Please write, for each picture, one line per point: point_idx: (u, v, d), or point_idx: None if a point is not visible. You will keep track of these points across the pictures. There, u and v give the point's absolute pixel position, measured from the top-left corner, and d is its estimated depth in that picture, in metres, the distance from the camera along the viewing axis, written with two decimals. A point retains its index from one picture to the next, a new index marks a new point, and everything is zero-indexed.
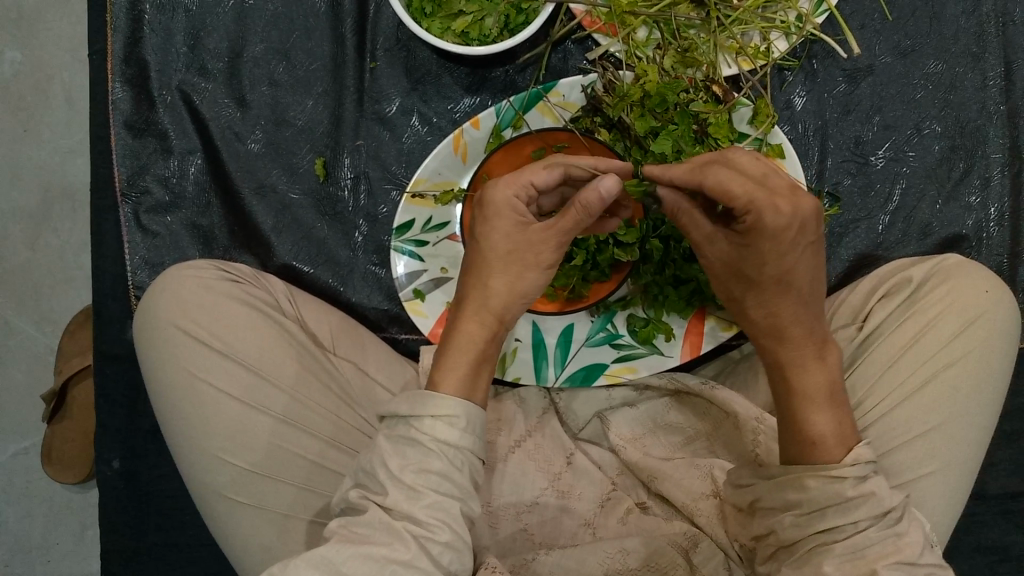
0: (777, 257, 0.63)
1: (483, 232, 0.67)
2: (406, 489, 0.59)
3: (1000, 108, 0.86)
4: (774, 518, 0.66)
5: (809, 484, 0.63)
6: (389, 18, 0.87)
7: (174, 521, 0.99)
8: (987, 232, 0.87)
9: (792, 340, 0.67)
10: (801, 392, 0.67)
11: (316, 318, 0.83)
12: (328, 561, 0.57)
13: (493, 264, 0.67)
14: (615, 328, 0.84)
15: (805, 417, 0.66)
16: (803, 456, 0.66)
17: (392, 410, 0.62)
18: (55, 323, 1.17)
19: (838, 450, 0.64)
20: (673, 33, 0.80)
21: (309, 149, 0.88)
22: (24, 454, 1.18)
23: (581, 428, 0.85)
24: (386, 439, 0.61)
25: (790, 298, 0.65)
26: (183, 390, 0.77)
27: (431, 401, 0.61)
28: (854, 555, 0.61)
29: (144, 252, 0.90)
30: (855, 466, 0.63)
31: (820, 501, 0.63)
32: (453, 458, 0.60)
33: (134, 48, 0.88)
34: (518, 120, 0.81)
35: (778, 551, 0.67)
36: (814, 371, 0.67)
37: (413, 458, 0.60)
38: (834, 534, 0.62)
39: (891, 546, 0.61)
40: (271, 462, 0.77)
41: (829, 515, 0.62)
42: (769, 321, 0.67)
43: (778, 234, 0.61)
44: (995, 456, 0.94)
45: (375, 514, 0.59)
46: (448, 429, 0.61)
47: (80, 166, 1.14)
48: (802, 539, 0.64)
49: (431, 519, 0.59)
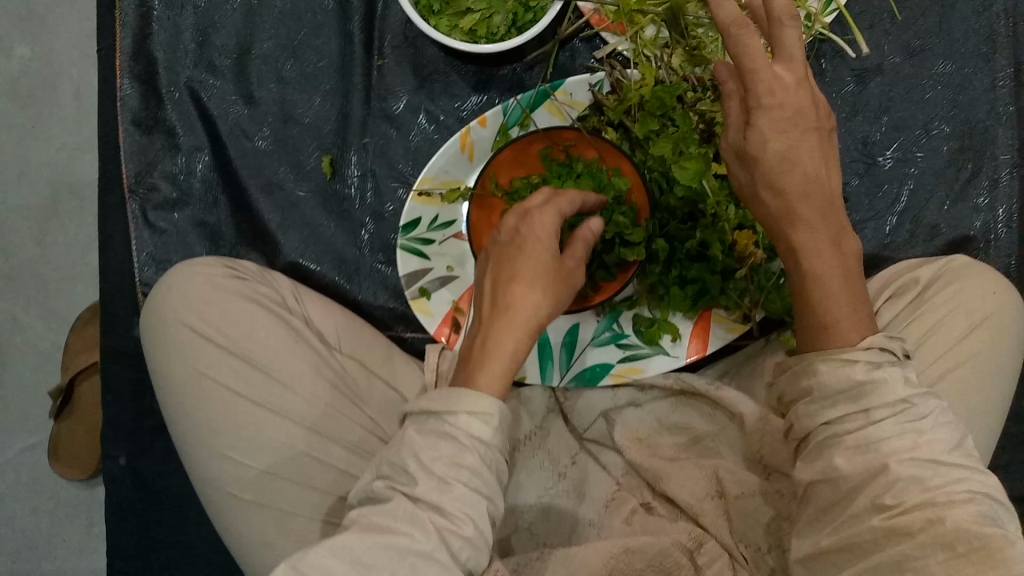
0: (779, 131, 0.58)
1: (529, 245, 0.65)
2: (436, 480, 0.59)
3: (1009, 109, 0.85)
4: (794, 411, 0.64)
5: (819, 369, 0.61)
6: (397, 16, 0.87)
7: (179, 518, 1.00)
8: (995, 233, 0.86)
9: (803, 228, 0.59)
10: (812, 279, 0.60)
11: (323, 316, 0.83)
12: (349, 548, 0.56)
13: (539, 277, 0.64)
14: (620, 328, 0.85)
15: (818, 302, 0.61)
16: (820, 343, 0.62)
17: (423, 407, 0.63)
18: (62, 319, 1.17)
19: (851, 334, 0.61)
20: (684, 32, 0.78)
21: (316, 147, 0.88)
22: (31, 449, 1.19)
23: (586, 428, 0.84)
24: (418, 433, 0.62)
25: (801, 170, 0.59)
26: (190, 388, 0.78)
27: (468, 397, 0.60)
28: (867, 448, 0.59)
29: (151, 249, 0.90)
30: (867, 350, 0.60)
31: (832, 387, 0.60)
32: (485, 454, 0.60)
33: (143, 45, 0.88)
34: (524, 118, 0.82)
35: (800, 445, 0.65)
36: (832, 267, 0.60)
37: (445, 452, 0.60)
38: (846, 424, 0.60)
39: (909, 442, 0.58)
40: (280, 462, 0.77)
41: (841, 403, 0.60)
42: (779, 206, 0.60)
43: (786, 94, 0.58)
44: (1000, 460, 0.94)
45: (400, 504, 0.59)
46: (483, 426, 0.60)
47: (89, 163, 1.14)
48: (814, 431, 0.62)
49: (458, 512, 0.58)
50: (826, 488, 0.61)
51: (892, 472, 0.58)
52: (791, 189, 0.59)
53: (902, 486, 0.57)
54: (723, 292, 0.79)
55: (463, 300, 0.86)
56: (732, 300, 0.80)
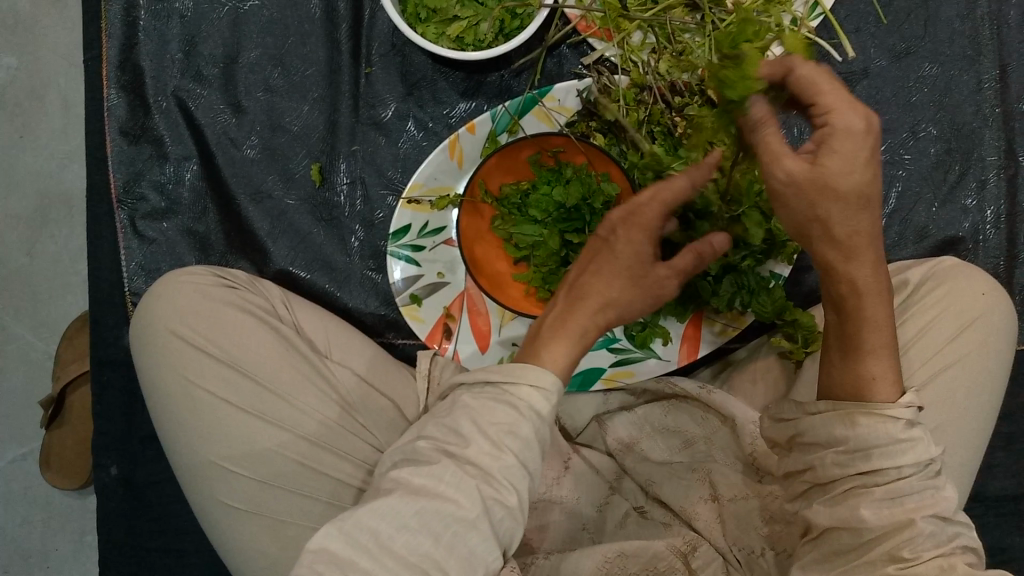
0: (858, 165, 0.58)
1: (620, 235, 0.62)
2: (489, 445, 0.58)
3: (995, 111, 0.86)
4: (816, 456, 0.64)
5: (859, 422, 0.61)
6: (385, 24, 0.87)
7: (172, 528, 0.99)
8: (983, 234, 0.87)
9: (861, 265, 0.62)
10: (868, 317, 0.63)
11: (314, 324, 0.83)
12: (396, 512, 0.55)
13: (624, 270, 0.62)
14: (612, 332, 0.84)
15: (862, 356, 0.64)
16: (861, 390, 0.63)
17: (480, 375, 0.61)
18: (52, 329, 1.17)
19: (889, 392, 0.63)
20: (668, 37, 0.80)
21: (305, 155, 0.88)
22: (22, 460, 1.18)
23: (580, 432, 0.86)
24: (474, 398, 0.60)
25: (863, 214, 0.60)
26: (179, 398, 0.78)
27: (533, 371, 0.59)
28: (894, 501, 0.59)
29: (140, 258, 0.90)
30: (906, 407, 0.61)
31: (869, 439, 0.61)
32: (540, 427, 0.59)
33: (129, 55, 0.88)
34: (513, 124, 0.81)
35: (812, 489, 0.66)
36: (882, 311, 0.63)
37: (501, 419, 0.58)
38: (876, 477, 0.60)
39: (930, 498, 0.59)
40: (270, 469, 0.77)
41: (875, 458, 0.60)
42: (847, 237, 0.61)
43: (856, 133, 0.57)
44: (991, 459, 0.95)
45: (448, 468, 0.57)
46: (540, 400, 0.59)
47: (77, 172, 1.14)
48: (840, 479, 0.62)
49: (504, 481, 0.58)
50: (844, 535, 0.61)
51: (915, 527, 0.58)
52: (851, 231, 0.61)
53: (920, 541, 0.58)
54: (712, 296, 0.78)
55: (454, 306, 0.86)
56: (721, 304, 0.78)
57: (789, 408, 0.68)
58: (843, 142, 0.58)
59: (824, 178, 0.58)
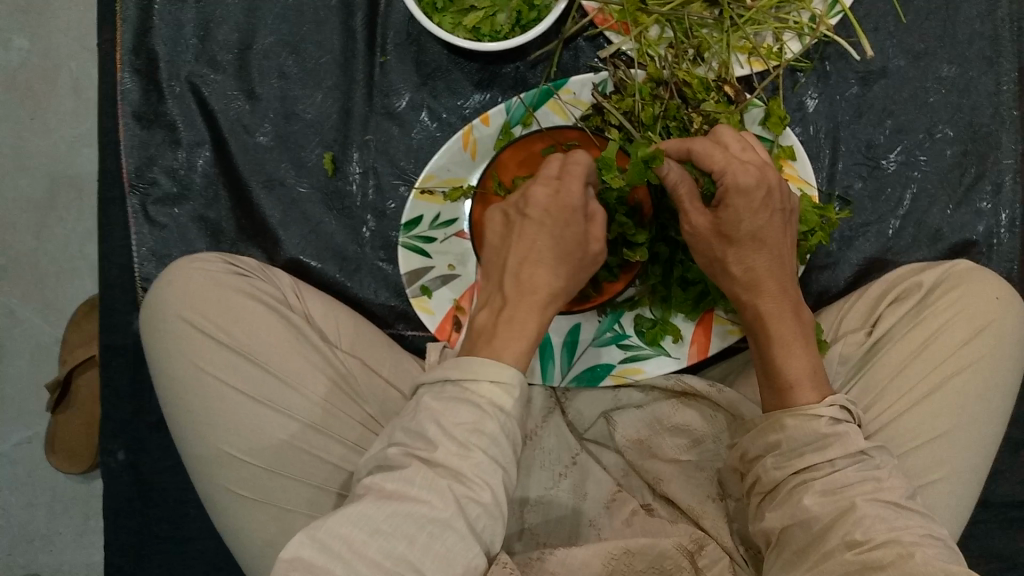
0: (752, 216, 0.67)
1: (559, 227, 0.67)
2: (457, 446, 0.59)
3: (1013, 113, 0.85)
4: (758, 464, 0.67)
5: (787, 423, 0.65)
6: (400, 12, 0.86)
7: (176, 514, 0.99)
8: (997, 238, 0.86)
9: (766, 296, 0.69)
10: (776, 338, 0.69)
11: (324, 314, 0.83)
12: (367, 518, 0.57)
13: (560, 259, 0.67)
14: (622, 328, 0.84)
15: (775, 362, 0.68)
16: (784, 400, 0.67)
17: (438, 375, 0.62)
18: (59, 313, 1.17)
19: (811, 395, 0.66)
20: (686, 32, 0.79)
21: (318, 143, 0.88)
22: (28, 443, 1.18)
23: (587, 428, 0.85)
24: (435, 399, 0.61)
25: (763, 253, 0.69)
26: (188, 385, 0.77)
27: (490, 366, 0.61)
28: (833, 491, 0.63)
29: (151, 244, 0.90)
30: (830, 407, 0.65)
31: (799, 439, 0.65)
32: (505, 423, 0.60)
33: (143, 39, 0.88)
34: (528, 116, 0.81)
35: (763, 499, 0.68)
36: (791, 331, 0.69)
37: (466, 419, 0.59)
38: (812, 472, 0.64)
39: (870, 485, 0.63)
40: (278, 458, 0.76)
41: (808, 454, 0.64)
42: (746, 276, 0.69)
43: (748, 190, 0.66)
44: (999, 464, 0.94)
45: (418, 470, 0.59)
46: (504, 395, 0.60)
47: (88, 156, 1.14)
48: (783, 481, 0.65)
49: (476, 478, 0.59)
50: (797, 531, 0.63)
51: (860, 509, 0.61)
52: (753, 268, 0.69)
53: (870, 523, 0.60)
54: (722, 297, 0.79)
55: (464, 298, 0.85)
56: (728, 308, 0.79)
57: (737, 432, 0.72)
58: (738, 197, 0.66)
59: (725, 229, 0.68)
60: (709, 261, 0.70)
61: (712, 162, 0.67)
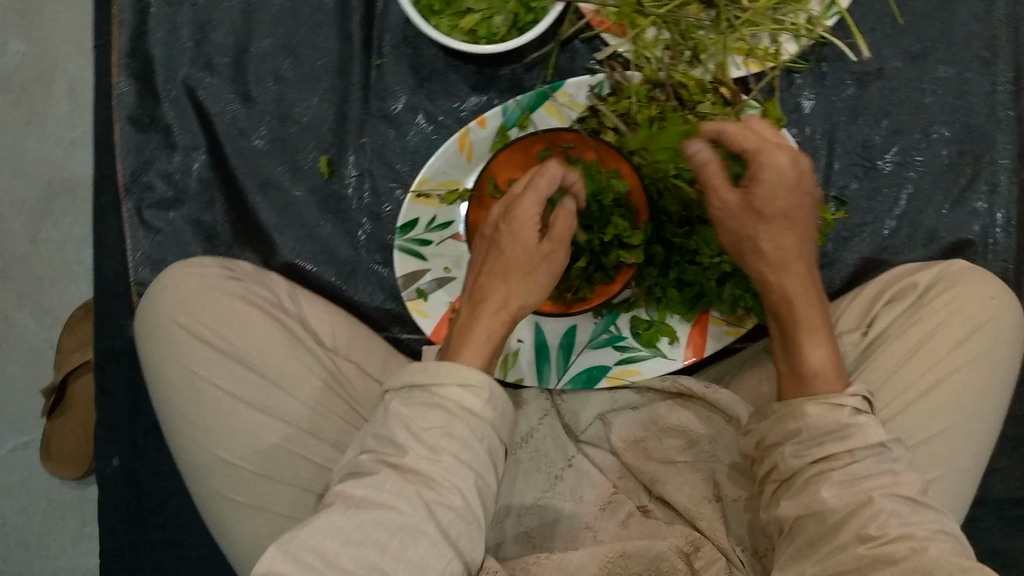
0: (786, 195, 0.67)
1: (512, 239, 0.70)
2: (427, 450, 0.60)
3: (1008, 114, 0.85)
4: (776, 452, 0.67)
5: (809, 411, 0.65)
6: (397, 15, 0.86)
7: (171, 519, 0.99)
8: (993, 238, 0.86)
9: (794, 278, 0.69)
10: (802, 322, 0.69)
11: (318, 317, 0.83)
12: (338, 528, 0.57)
13: (517, 269, 0.70)
14: (618, 330, 0.84)
15: (801, 349, 0.68)
16: (806, 386, 0.67)
17: (406, 380, 0.63)
18: (54, 317, 1.16)
19: (834, 384, 0.66)
20: (682, 34, 0.79)
21: (314, 146, 0.88)
22: (23, 448, 1.18)
23: (583, 430, 0.84)
24: (403, 405, 0.62)
25: (793, 235, 0.69)
26: (183, 389, 0.77)
27: (457, 370, 0.62)
28: (850, 483, 0.62)
29: (147, 249, 0.89)
30: (853, 397, 0.65)
31: (820, 427, 0.64)
32: (474, 426, 0.61)
33: (139, 42, 0.88)
34: (523, 119, 0.81)
35: (778, 488, 0.67)
36: (816, 314, 0.69)
37: (435, 422, 0.61)
38: (832, 461, 0.63)
39: (888, 479, 0.62)
40: (271, 462, 0.76)
41: (827, 444, 0.64)
42: (776, 257, 0.69)
43: (781, 169, 0.66)
44: (995, 465, 0.94)
45: (387, 475, 0.59)
46: (474, 399, 0.62)
47: (83, 159, 1.14)
48: (800, 470, 0.65)
49: (444, 482, 0.59)
50: (811, 523, 0.63)
51: (877, 504, 0.61)
52: (783, 249, 0.68)
53: (885, 518, 0.60)
54: (717, 299, 0.79)
55: (460, 301, 0.85)
56: (725, 307, 0.80)
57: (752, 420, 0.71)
58: (771, 176, 0.66)
59: (757, 207, 0.67)
60: (736, 241, 0.70)
61: (745, 142, 0.67)
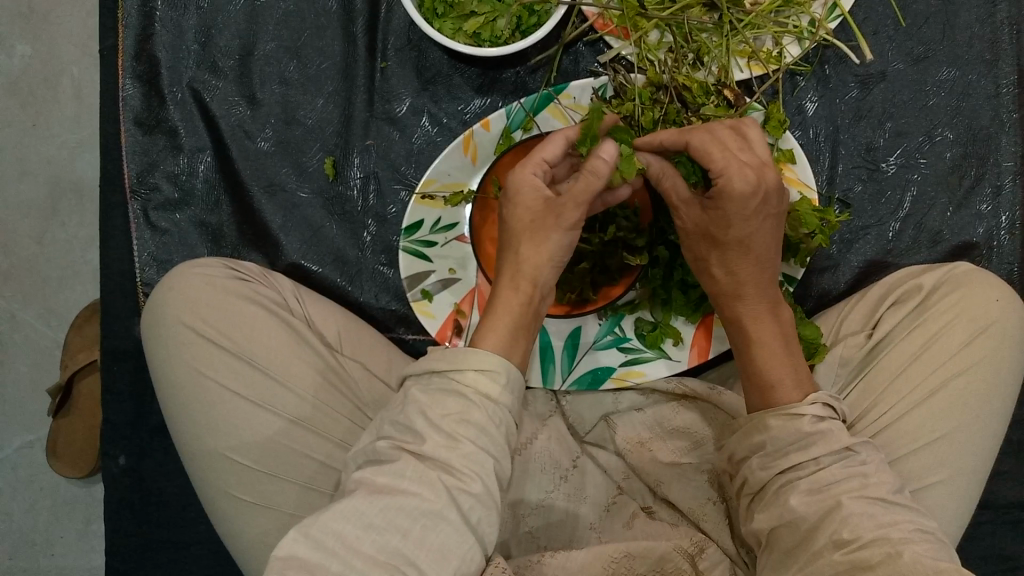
0: (744, 221, 0.68)
1: (513, 207, 0.69)
2: (445, 437, 0.60)
3: (1012, 116, 0.85)
4: (745, 466, 0.68)
5: (771, 423, 0.66)
6: (401, 18, 0.86)
7: (177, 518, 0.99)
8: (997, 240, 0.86)
9: (751, 297, 0.71)
10: (756, 338, 0.71)
11: (324, 317, 0.82)
12: (359, 512, 0.57)
13: (527, 235, 0.69)
14: (622, 332, 0.84)
15: (757, 362, 0.70)
16: (764, 397, 0.69)
17: (424, 367, 0.63)
18: (61, 317, 1.17)
19: (793, 395, 0.68)
20: (685, 37, 0.80)
21: (319, 148, 0.88)
22: (29, 448, 1.19)
23: (588, 431, 0.85)
24: (422, 393, 0.62)
25: (750, 260, 0.70)
26: (189, 389, 0.78)
27: (475, 356, 0.62)
28: (818, 490, 0.63)
29: (152, 249, 0.90)
30: (813, 405, 0.66)
31: (783, 438, 0.65)
32: (491, 413, 0.61)
33: (145, 45, 0.88)
34: (528, 121, 0.81)
35: (752, 501, 0.68)
36: (771, 332, 0.71)
37: (453, 409, 0.61)
38: (798, 471, 0.64)
39: (856, 483, 0.63)
40: (277, 461, 0.77)
41: (792, 454, 0.64)
42: (730, 281, 0.71)
43: (744, 194, 0.66)
44: (1001, 467, 0.94)
45: (407, 463, 0.60)
46: (490, 384, 0.61)
47: (90, 161, 1.14)
48: (769, 482, 0.66)
49: (465, 469, 0.59)
50: (785, 532, 0.64)
51: (845, 508, 0.61)
52: (740, 272, 0.70)
53: (856, 521, 0.60)
54: None
55: (465, 303, 0.86)
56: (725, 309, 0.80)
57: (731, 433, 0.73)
58: (731, 202, 0.67)
59: (713, 232, 0.69)
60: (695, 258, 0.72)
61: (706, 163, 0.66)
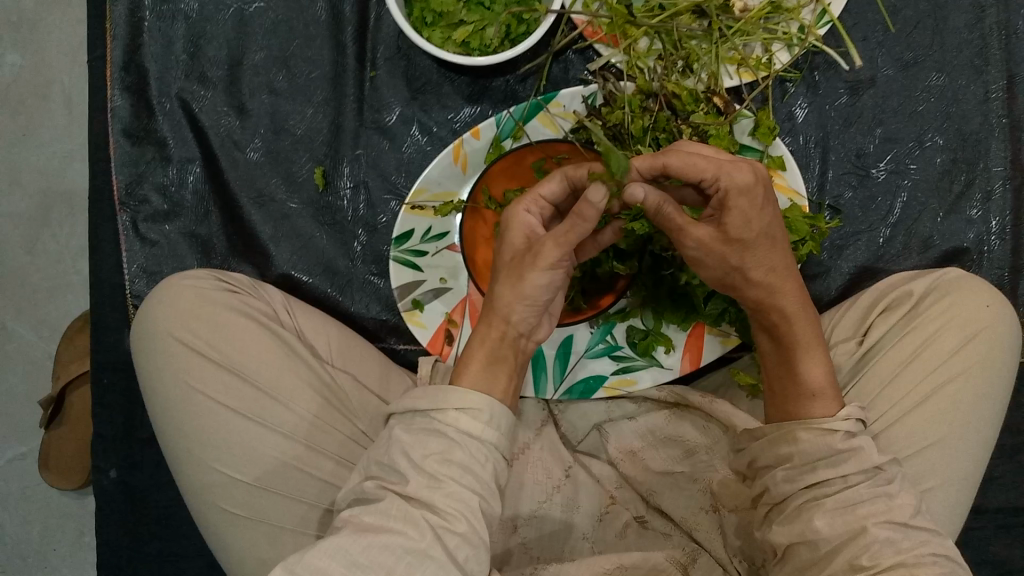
0: (758, 215, 0.65)
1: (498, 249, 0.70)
2: (427, 478, 0.60)
3: (1002, 120, 0.85)
4: (768, 476, 0.68)
5: (800, 436, 0.66)
6: (390, 27, 0.86)
7: (168, 530, 0.99)
8: (988, 245, 0.86)
9: (786, 298, 0.68)
10: (800, 340, 0.68)
11: (316, 330, 0.82)
12: (345, 550, 0.57)
13: (509, 272, 0.68)
14: (614, 340, 0.83)
15: (799, 367, 0.68)
16: (805, 409, 0.67)
17: (407, 407, 0.64)
18: (52, 327, 1.16)
19: (829, 407, 0.67)
20: (675, 43, 0.79)
21: (309, 158, 0.88)
22: (21, 459, 1.18)
23: (580, 441, 0.86)
24: (405, 432, 0.62)
25: (776, 250, 0.67)
26: (178, 401, 0.77)
27: (455, 394, 0.62)
28: (845, 509, 0.63)
29: (142, 260, 0.90)
30: (846, 420, 0.65)
31: (813, 453, 0.65)
32: (475, 450, 0.61)
33: (133, 56, 0.88)
34: (517, 130, 0.81)
35: (771, 510, 0.68)
36: (811, 332, 0.69)
37: (434, 449, 0.61)
38: (824, 488, 0.64)
39: (881, 504, 0.63)
40: (269, 474, 0.76)
41: (820, 469, 0.64)
42: (768, 278, 0.67)
43: (748, 191, 0.64)
44: (994, 471, 0.94)
45: (392, 502, 0.59)
46: (471, 421, 0.62)
47: (79, 171, 1.14)
48: (792, 495, 0.66)
49: (450, 508, 0.59)
50: (803, 549, 0.64)
51: (870, 534, 0.61)
52: (768, 272, 0.67)
53: (878, 548, 0.61)
54: (700, 313, 0.79)
55: (457, 312, 0.85)
56: (709, 321, 0.79)
57: (744, 438, 0.72)
58: (738, 199, 0.64)
59: (730, 233, 0.65)
60: (723, 271, 0.67)
61: (699, 170, 0.64)
